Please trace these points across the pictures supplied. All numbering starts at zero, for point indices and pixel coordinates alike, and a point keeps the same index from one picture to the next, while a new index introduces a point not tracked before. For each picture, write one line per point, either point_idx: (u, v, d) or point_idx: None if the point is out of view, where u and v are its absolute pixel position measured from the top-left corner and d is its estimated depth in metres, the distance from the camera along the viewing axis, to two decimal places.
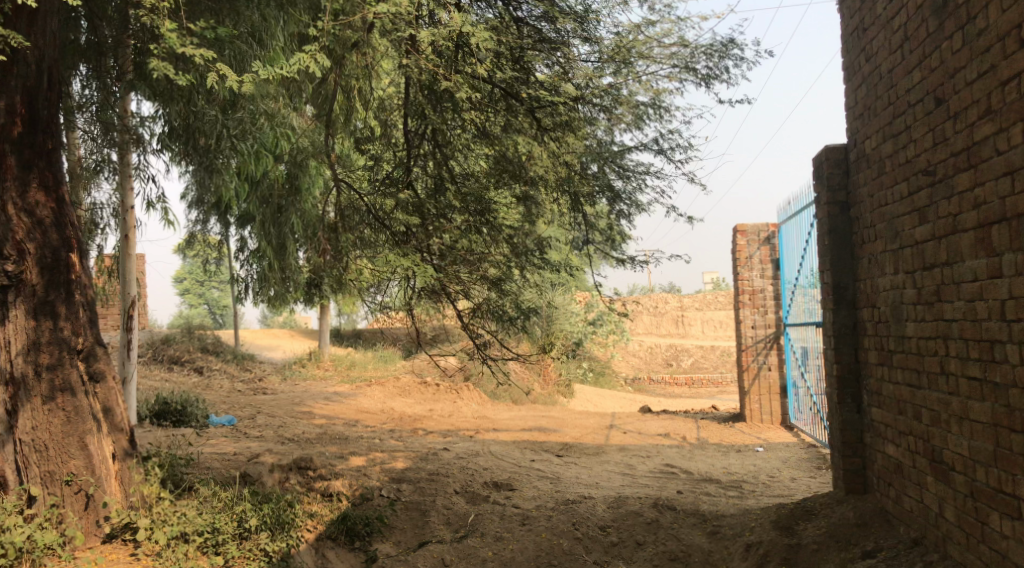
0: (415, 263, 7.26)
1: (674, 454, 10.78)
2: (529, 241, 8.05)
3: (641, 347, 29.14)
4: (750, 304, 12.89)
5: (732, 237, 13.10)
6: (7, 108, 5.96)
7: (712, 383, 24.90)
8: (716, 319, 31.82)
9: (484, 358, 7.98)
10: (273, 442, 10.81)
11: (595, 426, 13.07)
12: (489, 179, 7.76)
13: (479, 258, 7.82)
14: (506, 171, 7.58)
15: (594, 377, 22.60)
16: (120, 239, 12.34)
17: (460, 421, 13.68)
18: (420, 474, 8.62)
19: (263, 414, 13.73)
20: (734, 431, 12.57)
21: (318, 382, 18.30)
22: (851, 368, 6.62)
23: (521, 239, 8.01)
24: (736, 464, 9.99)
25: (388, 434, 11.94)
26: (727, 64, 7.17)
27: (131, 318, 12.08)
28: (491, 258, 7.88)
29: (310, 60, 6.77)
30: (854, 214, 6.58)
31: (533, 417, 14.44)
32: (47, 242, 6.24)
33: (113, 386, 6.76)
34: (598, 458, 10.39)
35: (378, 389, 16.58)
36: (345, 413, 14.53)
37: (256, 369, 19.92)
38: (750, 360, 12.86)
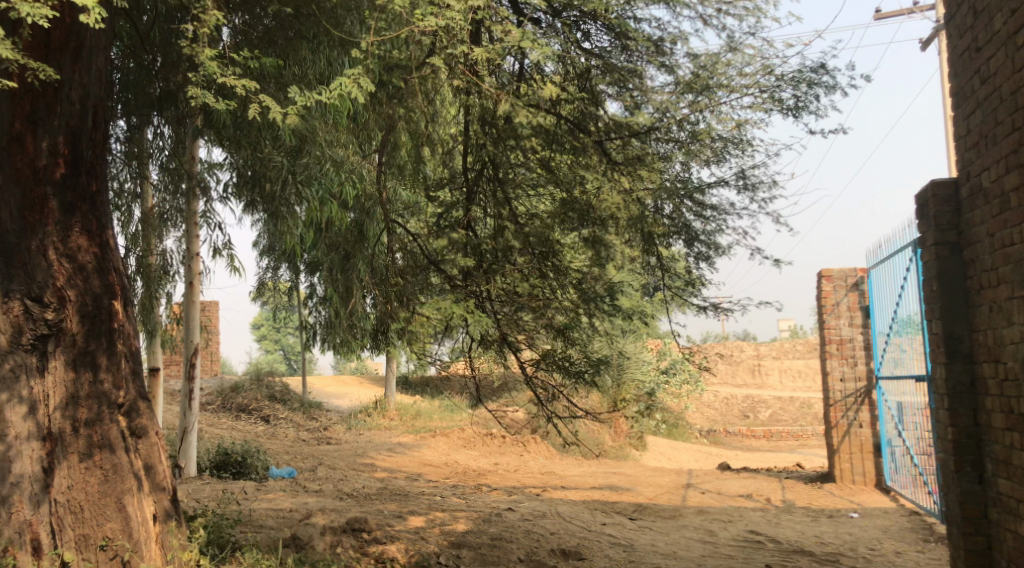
0: (471, 310, 6.86)
1: (758, 519, 9.96)
2: (598, 287, 7.43)
3: (716, 398, 28.08)
4: (838, 354, 12.03)
5: (817, 282, 12.32)
6: (49, 149, 5.68)
7: (793, 436, 23.76)
8: (795, 369, 30.59)
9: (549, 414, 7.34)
10: (331, 498, 10.33)
11: (671, 485, 12.27)
12: (555, 221, 7.15)
13: (544, 307, 7.25)
14: (572, 213, 7.04)
15: (668, 429, 21.68)
16: (187, 286, 11.96)
17: (527, 478, 13.02)
18: (482, 538, 8.02)
19: (324, 466, 13.32)
20: (823, 493, 11.67)
21: (383, 432, 17.89)
22: (968, 433, 5.88)
23: (591, 285, 7.41)
24: (830, 533, 9.15)
25: (451, 491, 11.35)
26: (817, 93, 6.55)
27: (194, 366, 11.60)
28: (555, 306, 7.28)
29: (354, 84, 6.29)
30: (968, 256, 5.88)
31: (604, 473, 13.69)
32: (88, 289, 5.85)
33: (156, 442, 6.23)
34: (674, 522, 9.65)
35: (443, 441, 16.03)
36: (409, 466, 14.00)
37: (322, 418, 19.55)
38: (839, 416, 11.97)
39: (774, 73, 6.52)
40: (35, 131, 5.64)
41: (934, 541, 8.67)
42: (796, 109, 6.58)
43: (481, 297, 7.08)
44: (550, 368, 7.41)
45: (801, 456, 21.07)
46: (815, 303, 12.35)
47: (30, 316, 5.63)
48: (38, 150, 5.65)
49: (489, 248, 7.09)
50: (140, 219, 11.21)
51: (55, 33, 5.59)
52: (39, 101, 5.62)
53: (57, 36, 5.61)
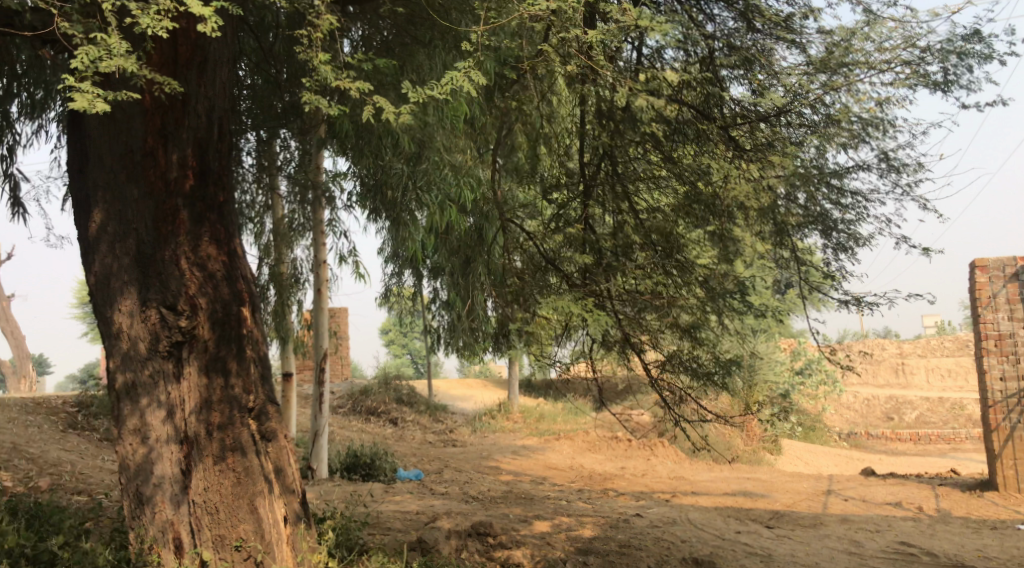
0: (588, 307, 6.63)
1: (910, 529, 9.28)
2: (724, 283, 7.02)
3: (856, 399, 26.75)
4: (996, 351, 11.17)
5: (970, 273, 11.47)
6: (179, 162, 5.49)
7: (942, 439, 22.37)
8: (943, 368, 28.84)
9: (676, 418, 7.01)
10: (458, 501, 10.29)
11: (810, 491, 11.65)
12: (676, 214, 6.91)
13: (668, 305, 6.84)
14: (694, 207, 6.79)
15: (804, 432, 20.78)
16: (315, 293, 12.09)
17: (656, 482, 12.66)
18: (610, 545, 7.77)
19: (451, 468, 13.33)
20: (982, 502, 10.82)
21: (509, 435, 17.83)
22: None
23: (716, 281, 7.00)
24: (993, 547, 8.45)
25: (578, 495, 11.14)
26: (968, 65, 5.99)
27: (324, 370, 11.80)
28: (680, 305, 6.88)
29: (466, 77, 6.20)
30: None
31: (736, 478, 13.16)
32: (218, 296, 5.65)
33: (285, 445, 5.98)
34: (815, 531, 9.12)
35: (569, 444, 15.82)
36: (535, 469, 13.86)
37: (449, 421, 19.67)
38: (999, 418, 11.10)
39: (919, 46, 6.00)
40: (166, 144, 5.45)
41: None
42: (944, 83, 6.05)
43: (603, 298, 6.84)
44: (678, 369, 7.08)
45: (953, 460, 19.80)
46: (968, 297, 11.48)
47: (166, 324, 5.52)
48: (169, 162, 5.47)
49: (608, 244, 7.04)
50: (274, 227, 11.73)
51: (183, 47, 5.41)
52: (168, 114, 5.43)
53: (184, 50, 5.41)
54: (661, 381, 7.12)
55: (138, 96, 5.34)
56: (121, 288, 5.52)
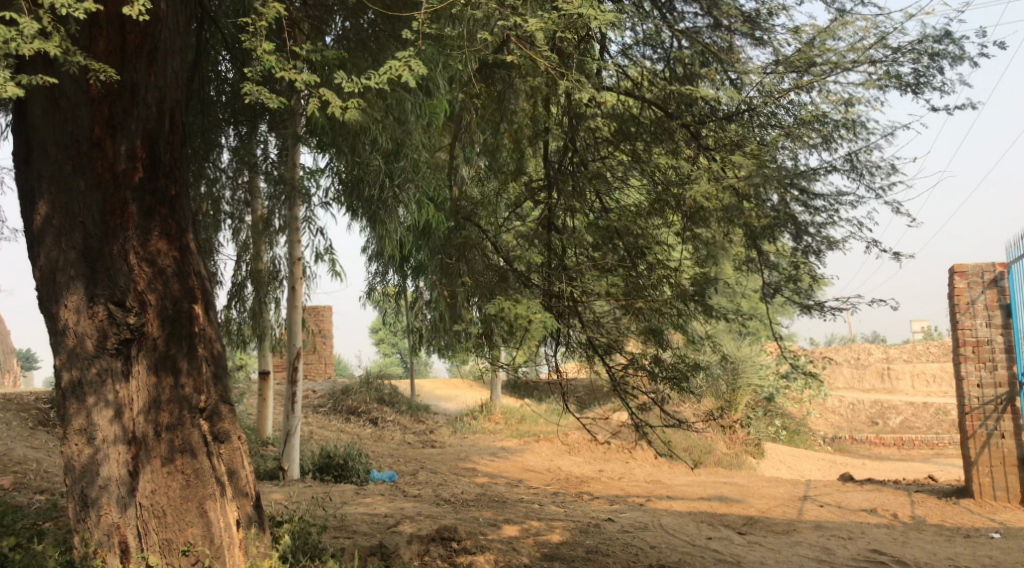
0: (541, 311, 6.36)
1: (883, 536, 9.18)
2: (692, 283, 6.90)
3: (842, 404, 26.64)
4: (974, 357, 11.07)
5: (949, 279, 11.40)
6: (128, 153, 5.33)
7: (926, 445, 22.30)
8: (929, 373, 28.78)
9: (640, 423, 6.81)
10: (428, 503, 10.14)
11: (786, 497, 11.55)
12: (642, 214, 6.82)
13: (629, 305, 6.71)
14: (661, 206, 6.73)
15: (787, 435, 20.67)
16: (289, 291, 11.83)
17: (632, 486, 12.53)
18: (577, 551, 7.64)
19: (426, 469, 13.17)
20: (958, 509, 10.73)
21: (489, 436, 17.67)
22: None
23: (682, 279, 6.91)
24: (965, 556, 8.35)
25: (552, 499, 11.00)
26: (939, 65, 5.87)
27: (298, 369, 11.62)
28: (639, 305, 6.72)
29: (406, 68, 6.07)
30: None
31: (714, 482, 13.04)
32: (168, 293, 5.51)
33: (239, 447, 5.85)
34: (788, 537, 9.01)
35: (547, 446, 15.66)
36: (511, 471, 13.72)
37: (430, 421, 19.49)
38: (976, 425, 10.99)
39: (891, 45, 5.88)
40: (115, 135, 5.30)
41: None
42: (916, 83, 5.92)
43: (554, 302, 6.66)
44: (641, 373, 6.95)
45: (936, 465, 19.73)
46: (947, 303, 11.40)
47: (114, 321, 5.34)
48: (117, 154, 5.31)
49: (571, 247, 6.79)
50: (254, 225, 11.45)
51: (131, 35, 5.28)
52: (116, 104, 5.28)
53: (132, 38, 5.29)
54: (624, 384, 7.01)
55: (84, 84, 5.22)
56: (66, 284, 5.34)
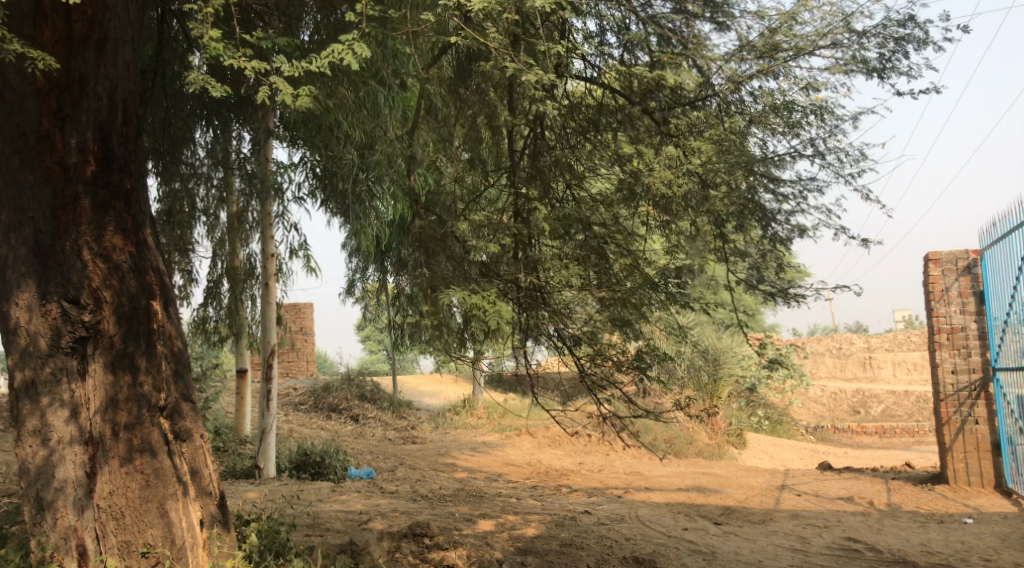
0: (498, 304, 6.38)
1: (859, 524, 9.16)
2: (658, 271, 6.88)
3: (824, 393, 26.70)
4: (948, 344, 11.09)
5: (924, 267, 11.41)
6: (78, 146, 5.23)
7: (906, 432, 22.39)
8: (909, 361, 28.89)
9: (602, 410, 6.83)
10: (404, 500, 10.04)
11: (765, 486, 11.53)
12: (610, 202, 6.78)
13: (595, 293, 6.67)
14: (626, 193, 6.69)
15: (770, 425, 20.69)
16: (263, 287, 11.70)
17: (611, 478, 12.48)
18: (551, 545, 7.58)
19: (405, 465, 13.06)
20: (934, 496, 10.75)
21: (470, 431, 17.57)
22: None
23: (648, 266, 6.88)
24: (938, 541, 8.35)
25: (530, 492, 10.95)
26: (905, 49, 5.82)
27: (272, 366, 11.50)
28: (603, 294, 6.69)
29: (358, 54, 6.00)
30: None
31: (694, 473, 13.00)
32: (124, 289, 5.39)
33: (202, 445, 5.80)
34: (764, 527, 8.98)
35: (528, 440, 15.58)
36: (491, 466, 13.64)
37: (411, 417, 19.37)
38: (950, 412, 11.01)
39: (856, 30, 5.83)
40: (63, 127, 5.20)
41: None
42: (882, 67, 5.87)
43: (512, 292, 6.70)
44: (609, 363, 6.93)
45: (916, 453, 19.81)
46: (922, 290, 11.41)
47: (68, 318, 5.23)
48: (67, 147, 5.20)
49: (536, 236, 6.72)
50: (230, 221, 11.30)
51: (78, 25, 5.19)
52: (65, 95, 5.19)
53: (79, 28, 5.19)
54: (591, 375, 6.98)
55: (30, 76, 5.12)
56: (17, 281, 5.22)
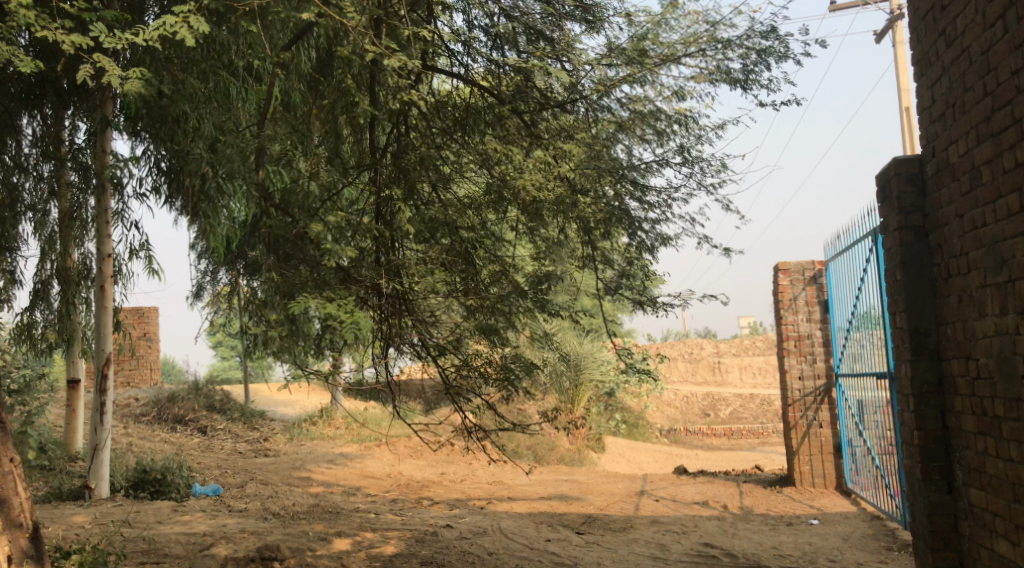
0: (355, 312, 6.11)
1: (714, 529, 9.30)
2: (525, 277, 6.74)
3: (677, 397, 27.46)
4: (796, 351, 11.50)
5: (774, 277, 11.78)
6: None
7: (753, 434, 23.30)
8: (755, 366, 30.16)
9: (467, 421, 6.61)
10: (253, 518, 9.48)
11: (623, 493, 11.60)
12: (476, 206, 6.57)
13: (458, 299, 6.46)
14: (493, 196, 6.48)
15: (627, 429, 21.05)
16: (97, 290, 10.82)
17: (472, 489, 12.28)
18: (410, 564, 7.27)
19: (256, 480, 12.43)
20: (782, 498, 11.09)
21: (327, 442, 16.99)
22: (937, 437, 5.37)
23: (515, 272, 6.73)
24: (787, 544, 8.55)
25: (388, 506, 10.60)
26: (767, 62, 5.87)
27: (107, 377, 10.67)
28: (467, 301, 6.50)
29: None
30: (934, 242, 5.34)
31: (554, 481, 12.97)
32: None
33: (11, 471, 5.56)
34: (625, 535, 8.98)
35: (387, 449, 15.14)
36: (349, 479, 13.17)
37: (265, 428, 18.55)
38: (798, 416, 11.42)
39: (721, 41, 5.84)
40: None
41: (899, 550, 8.13)
42: (746, 78, 5.91)
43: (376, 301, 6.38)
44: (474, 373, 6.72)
45: (762, 454, 20.60)
46: (771, 299, 11.78)
47: None
48: None
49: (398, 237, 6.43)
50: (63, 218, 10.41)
51: None
52: None
53: None
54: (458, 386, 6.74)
55: None
56: None
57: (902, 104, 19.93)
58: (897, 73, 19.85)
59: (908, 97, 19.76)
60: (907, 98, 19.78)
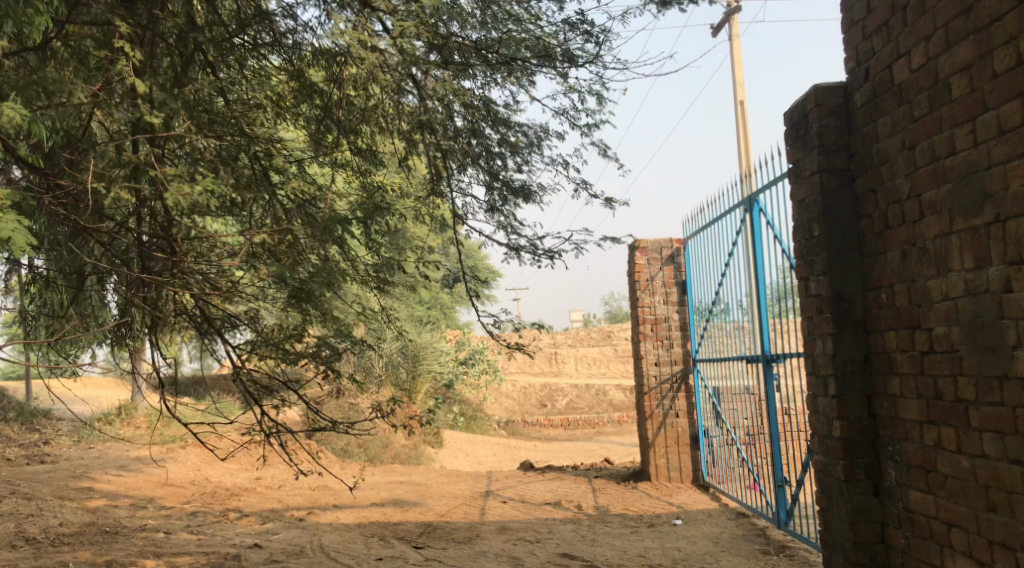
0: None
1: (570, 535, 8.18)
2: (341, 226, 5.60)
3: (513, 389, 26.54)
4: (652, 336, 10.58)
5: (629, 255, 10.77)
6: None
7: (589, 424, 22.64)
8: (590, 356, 29.73)
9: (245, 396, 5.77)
10: (1, 548, 7.57)
11: (466, 495, 10.34)
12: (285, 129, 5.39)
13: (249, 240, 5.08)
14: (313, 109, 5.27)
15: (465, 422, 19.88)
16: None
17: (290, 496, 10.71)
18: None
19: (21, 494, 10.27)
20: (637, 495, 10.11)
21: (121, 445, 14.76)
22: (862, 426, 4.40)
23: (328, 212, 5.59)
24: (654, 551, 7.52)
25: (185, 524, 8.92)
26: None
27: None
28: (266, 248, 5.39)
29: None
30: (861, 189, 4.40)
31: (387, 483, 11.52)
32: None
33: None
34: (470, 548, 7.72)
35: (194, 451, 13.21)
36: (141, 489, 11.29)
37: (48, 430, 16.04)
38: (653, 405, 10.49)
39: None
40: None
41: (775, 554, 7.22)
42: None
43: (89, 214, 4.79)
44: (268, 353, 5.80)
45: (599, 444, 19.94)
46: (626, 279, 10.80)
47: None
48: None
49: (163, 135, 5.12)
50: None
51: None
52: None
53: None
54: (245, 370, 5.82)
55: None
56: None
57: (737, 97, 19.71)
58: (732, 65, 19.65)
59: (743, 91, 19.60)
60: (742, 91, 19.58)
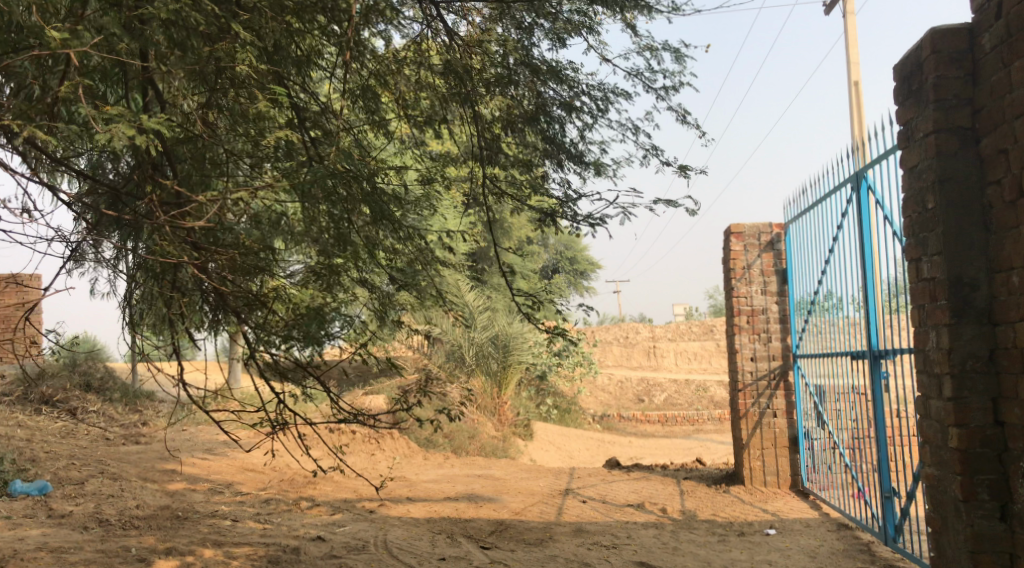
0: None
1: (651, 542, 7.54)
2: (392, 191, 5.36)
3: (610, 382, 25.80)
4: (748, 329, 9.80)
5: (725, 241, 10.02)
6: None
7: (688, 421, 21.75)
8: (690, 351, 28.73)
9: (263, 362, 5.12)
10: (68, 529, 7.41)
11: (546, 492, 9.79)
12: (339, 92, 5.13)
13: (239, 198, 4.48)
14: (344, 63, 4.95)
15: (559, 414, 19.34)
16: None
17: (366, 488, 10.39)
18: None
19: (105, 475, 10.22)
20: (730, 500, 9.36)
21: (212, 429, 14.76)
22: (989, 437, 3.89)
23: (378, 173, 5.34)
24: (743, 563, 6.82)
25: (255, 511, 8.67)
26: None
27: None
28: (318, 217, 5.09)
29: None
30: (987, 153, 3.89)
31: (466, 476, 11.09)
32: None
33: None
34: (541, 550, 7.19)
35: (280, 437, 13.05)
36: (222, 474, 11.19)
37: (148, 411, 16.23)
38: (748, 403, 9.71)
39: None
40: None
41: None
42: None
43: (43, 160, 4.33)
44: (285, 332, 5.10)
45: (696, 442, 19.09)
46: (721, 267, 10.04)
47: None
48: None
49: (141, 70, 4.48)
50: None
51: None
52: None
53: None
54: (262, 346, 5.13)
55: None
56: None
57: (852, 79, 18.49)
58: (847, 43, 18.36)
59: (857, 71, 18.35)
60: (857, 71, 18.34)
